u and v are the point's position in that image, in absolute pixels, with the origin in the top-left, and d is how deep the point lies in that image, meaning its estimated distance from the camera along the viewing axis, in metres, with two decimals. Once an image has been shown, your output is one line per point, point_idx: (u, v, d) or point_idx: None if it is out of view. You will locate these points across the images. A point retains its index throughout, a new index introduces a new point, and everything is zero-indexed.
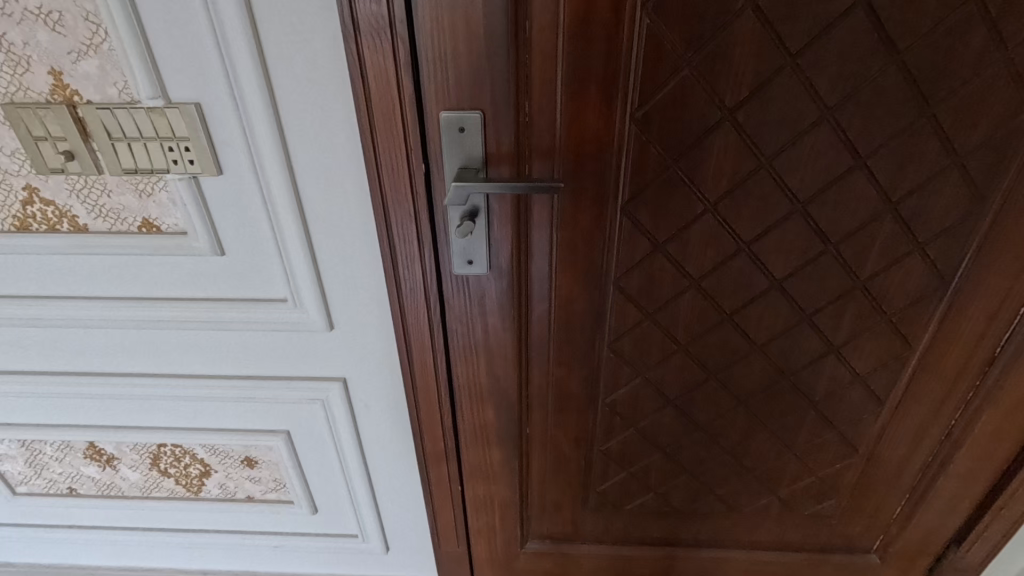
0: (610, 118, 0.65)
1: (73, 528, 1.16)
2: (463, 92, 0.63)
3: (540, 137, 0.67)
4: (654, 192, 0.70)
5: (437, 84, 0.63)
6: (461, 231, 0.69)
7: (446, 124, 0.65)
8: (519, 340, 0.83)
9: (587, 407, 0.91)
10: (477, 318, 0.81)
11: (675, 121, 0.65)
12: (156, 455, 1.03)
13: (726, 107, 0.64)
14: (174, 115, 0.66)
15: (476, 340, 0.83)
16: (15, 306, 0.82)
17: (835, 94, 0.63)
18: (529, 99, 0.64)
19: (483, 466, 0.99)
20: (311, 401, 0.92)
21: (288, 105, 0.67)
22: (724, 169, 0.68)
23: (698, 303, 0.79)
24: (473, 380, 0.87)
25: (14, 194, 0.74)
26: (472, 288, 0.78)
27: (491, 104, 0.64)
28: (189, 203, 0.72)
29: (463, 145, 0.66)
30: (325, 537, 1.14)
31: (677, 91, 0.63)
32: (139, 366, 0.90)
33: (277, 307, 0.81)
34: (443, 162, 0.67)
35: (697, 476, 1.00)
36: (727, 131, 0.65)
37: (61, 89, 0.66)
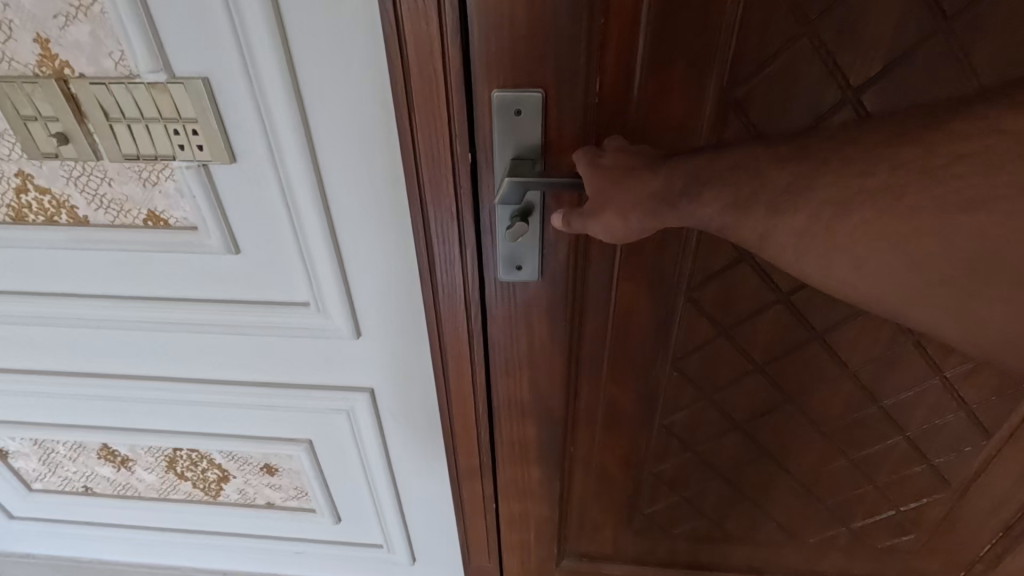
0: (700, 101, 0.53)
1: (90, 525, 1.12)
2: (523, 67, 0.52)
3: (612, 124, 0.55)
4: None
5: (491, 56, 0.52)
6: (511, 235, 0.58)
7: (499, 106, 0.54)
8: (570, 356, 0.73)
9: (642, 427, 0.81)
10: (523, 331, 0.71)
11: (782, 106, 0.53)
12: (172, 458, 0.97)
13: (850, 87, 0.51)
14: (178, 92, 0.56)
15: (521, 353, 0.73)
16: (16, 303, 0.75)
17: (995, 73, 0.50)
18: (601, 77, 0.53)
19: (520, 485, 0.90)
20: (336, 411, 0.84)
21: (311, 81, 0.56)
22: None
23: (782, 319, 0.68)
24: (515, 396, 0.78)
25: (6, 181, 0.66)
26: (519, 297, 0.67)
27: (555, 82, 0.53)
28: (198, 194, 0.63)
29: (519, 134, 0.55)
30: (348, 546, 1.08)
31: (790, 67, 0.51)
32: (150, 369, 0.82)
33: (298, 313, 0.72)
34: (493, 152, 0.56)
35: (758, 502, 0.90)
36: (848, 118, 0.53)
37: (49, 60, 0.56)
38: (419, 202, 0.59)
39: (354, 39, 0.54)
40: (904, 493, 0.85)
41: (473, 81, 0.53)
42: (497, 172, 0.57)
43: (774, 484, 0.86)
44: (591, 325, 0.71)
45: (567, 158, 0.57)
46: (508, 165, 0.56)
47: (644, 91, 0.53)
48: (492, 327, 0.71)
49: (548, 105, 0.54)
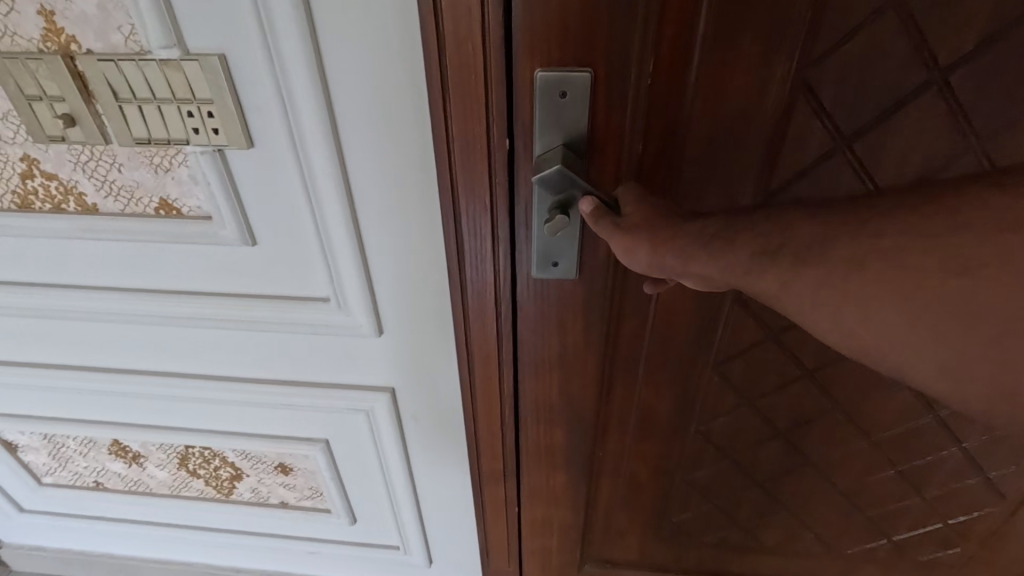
0: (765, 82, 0.49)
1: (101, 520, 1.10)
2: (571, 44, 0.47)
3: (666, 108, 0.50)
4: (809, 183, 0.54)
5: (536, 31, 0.47)
6: (550, 227, 0.52)
7: (542, 88, 0.49)
8: (604, 360, 0.69)
9: (677, 433, 0.77)
10: (556, 332, 0.66)
11: (856, 91, 0.48)
12: (184, 455, 0.94)
13: (934, 68, 0.47)
14: (193, 70, 0.52)
15: (553, 354, 0.68)
16: (23, 295, 0.72)
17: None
18: (656, 55, 0.48)
19: (545, 491, 0.86)
20: (355, 411, 0.80)
21: (336, 58, 0.51)
22: (912, 153, 0.51)
23: None
24: (544, 399, 0.73)
25: (11, 165, 0.62)
26: (554, 295, 0.63)
27: (605, 60, 0.48)
28: (213, 181, 0.58)
29: (563, 118, 0.50)
30: (363, 547, 1.05)
31: (869, 46, 0.46)
32: (162, 365, 0.79)
33: (317, 308, 0.68)
34: (534, 139, 0.52)
35: (794, 511, 0.86)
36: (928, 101, 0.48)
37: (55, 34, 0.52)
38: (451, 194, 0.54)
39: (384, 12, 0.49)
40: (953, 506, 0.80)
41: (515, 59, 0.48)
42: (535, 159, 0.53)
43: (814, 493, 0.82)
44: (629, 327, 0.66)
45: (615, 145, 0.52)
46: (549, 153, 0.52)
47: (703, 71, 0.48)
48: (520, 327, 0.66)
49: (596, 87, 0.49)
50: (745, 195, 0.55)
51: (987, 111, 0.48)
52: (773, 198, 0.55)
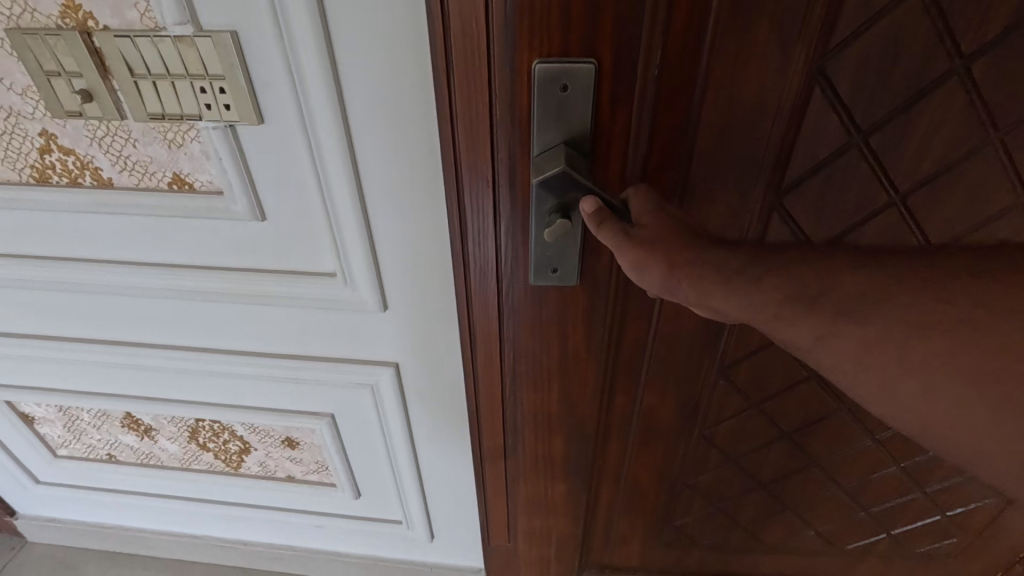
0: (783, 76, 0.49)
1: (113, 492, 1.13)
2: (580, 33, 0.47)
3: (677, 102, 0.50)
4: (825, 180, 0.55)
5: (539, 18, 0.46)
6: (552, 231, 0.52)
7: (542, 80, 0.48)
8: (604, 361, 0.69)
9: (681, 438, 0.80)
10: (557, 334, 0.66)
11: (878, 86, 0.49)
12: (194, 429, 0.97)
13: (958, 59, 0.47)
14: (206, 46, 0.54)
15: (554, 361, 0.69)
16: (40, 268, 0.74)
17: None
18: (665, 47, 0.47)
19: (544, 498, 0.87)
20: (360, 386, 0.82)
21: (344, 37, 0.53)
22: (928, 147, 0.52)
23: None
24: (543, 404, 0.74)
25: (30, 140, 0.64)
26: (554, 302, 0.64)
27: (614, 51, 0.47)
28: (224, 156, 0.60)
29: (562, 112, 0.50)
30: (367, 521, 1.08)
31: (892, 40, 0.46)
32: (173, 338, 0.81)
33: (324, 283, 0.70)
34: (533, 132, 0.51)
35: (787, 501, 0.88)
36: (947, 93, 0.49)
37: (73, 10, 0.54)
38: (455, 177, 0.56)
39: None
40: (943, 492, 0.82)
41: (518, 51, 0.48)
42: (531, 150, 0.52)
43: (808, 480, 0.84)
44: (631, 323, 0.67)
45: (618, 140, 0.52)
46: (548, 148, 0.51)
47: (717, 64, 0.48)
48: (518, 328, 0.66)
49: (598, 80, 0.49)
50: (758, 189, 0.55)
51: (1002, 103, 0.49)
52: (786, 191, 0.55)
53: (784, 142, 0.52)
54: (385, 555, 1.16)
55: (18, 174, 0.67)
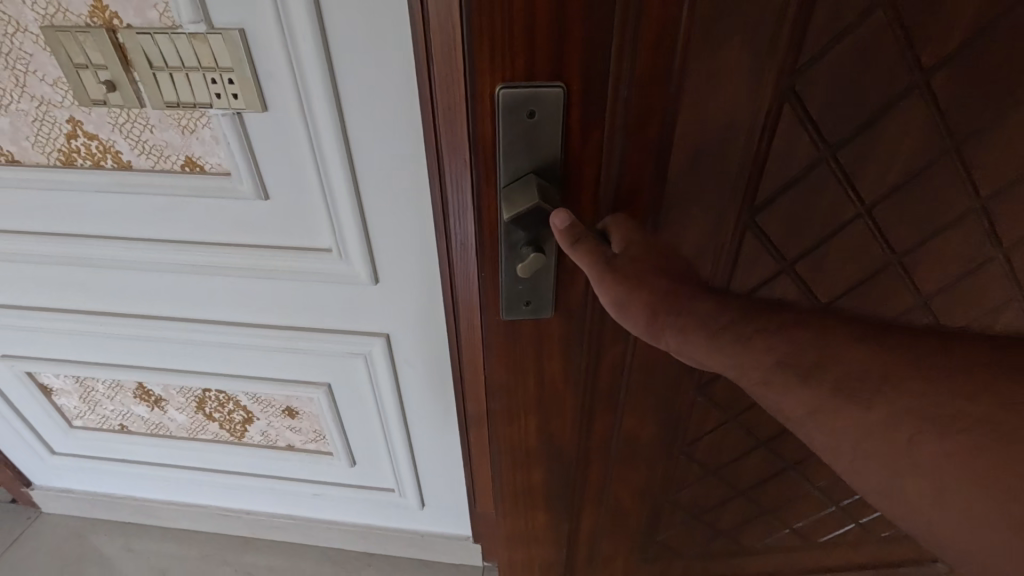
0: (750, 84, 0.42)
1: (124, 462, 1.21)
2: (539, 47, 0.39)
3: (650, 119, 0.43)
4: (795, 195, 0.48)
5: (494, 23, 0.38)
6: (527, 268, 0.46)
7: (506, 105, 0.41)
8: (582, 388, 0.62)
9: (664, 458, 0.75)
10: (531, 366, 0.59)
11: (849, 91, 0.42)
12: (201, 399, 1.05)
13: (919, 68, 0.41)
14: (217, 42, 0.61)
15: (529, 396, 0.61)
16: (64, 245, 0.82)
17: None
18: (630, 59, 0.40)
19: (519, 532, 0.78)
20: (354, 355, 0.90)
21: (339, 36, 0.60)
22: (897, 157, 0.46)
23: None
24: (519, 438, 0.66)
25: (58, 127, 0.71)
26: (529, 333, 0.56)
27: (580, 66, 0.40)
28: (232, 140, 0.67)
29: (532, 140, 0.42)
30: (362, 489, 1.15)
31: (862, 40, 0.40)
32: (184, 311, 0.89)
33: (322, 258, 0.77)
34: (497, 156, 0.43)
35: (767, 502, 0.86)
36: (913, 107, 0.43)
37: (101, 10, 0.61)
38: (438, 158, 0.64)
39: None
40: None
41: (474, 72, 0.40)
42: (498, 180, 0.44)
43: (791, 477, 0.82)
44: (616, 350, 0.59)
45: (593, 166, 0.45)
46: (517, 179, 0.44)
47: (690, 76, 0.41)
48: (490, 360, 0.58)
49: (570, 101, 0.41)
50: (730, 206, 0.48)
51: (981, 112, 0.43)
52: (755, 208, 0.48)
53: (751, 153, 0.45)
54: (379, 523, 1.24)
55: (46, 157, 0.74)
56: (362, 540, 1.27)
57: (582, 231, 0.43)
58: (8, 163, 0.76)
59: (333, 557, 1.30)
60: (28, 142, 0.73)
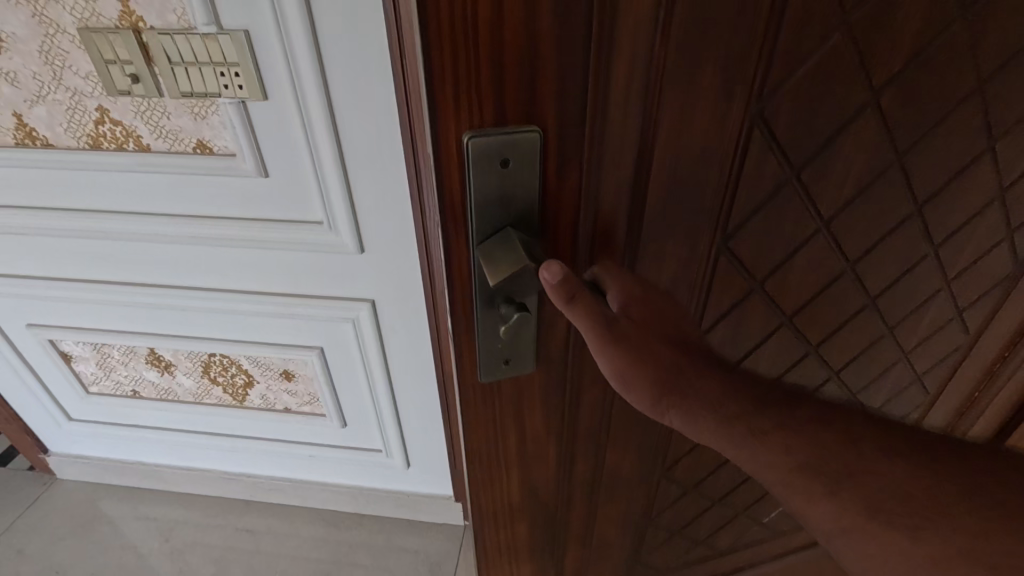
0: (722, 116, 0.36)
1: (135, 428, 1.32)
2: (506, 89, 0.32)
3: (621, 159, 0.37)
4: (761, 221, 0.43)
5: (459, 66, 0.31)
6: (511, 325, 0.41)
7: (477, 157, 0.34)
8: (569, 433, 0.54)
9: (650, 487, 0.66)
10: (510, 422, 0.50)
11: (809, 119, 0.38)
12: (207, 363, 1.16)
13: (871, 88, 0.38)
14: (226, 41, 0.73)
15: (507, 456, 0.53)
16: (89, 219, 0.93)
17: (1007, 55, 0.40)
18: (603, 100, 0.34)
19: None
20: (344, 320, 1.01)
21: (328, 38, 0.72)
22: (851, 172, 0.42)
23: (784, 342, 0.54)
24: (499, 494, 0.57)
25: (88, 114, 0.83)
26: (507, 389, 0.48)
27: (551, 108, 0.34)
28: (237, 125, 0.79)
29: (510, 190, 0.36)
30: (352, 449, 1.26)
31: (823, 72, 0.36)
32: (193, 280, 1.00)
33: (314, 229, 0.89)
34: (468, 210, 0.37)
35: (751, 512, 0.82)
36: (862, 128, 0.40)
37: (128, 15, 0.73)
38: (411, 144, 0.76)
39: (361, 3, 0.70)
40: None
41: (436, 123, 0.33)
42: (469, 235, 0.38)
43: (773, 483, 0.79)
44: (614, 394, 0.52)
45: (575, 213, 0.39)
46: (495, 233, 0.38)
47: (666, 109, 0.35)
48: (470, 417, 0.49)
49: (552, 146, 0.35)
50: (700, 239, 0.42)
51: (914, 122, 0.41)
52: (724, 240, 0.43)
53: (722, 186, 0.40)
54: (369, 484, 1.35)
55: (76, 140, 0.86)
56: (354, 500, 1.38)
57: (579, 287, 0.38)
58: (44, 146, 0.87)
59: (327, 517, 1.41)
60: (61, 127, 0.85)
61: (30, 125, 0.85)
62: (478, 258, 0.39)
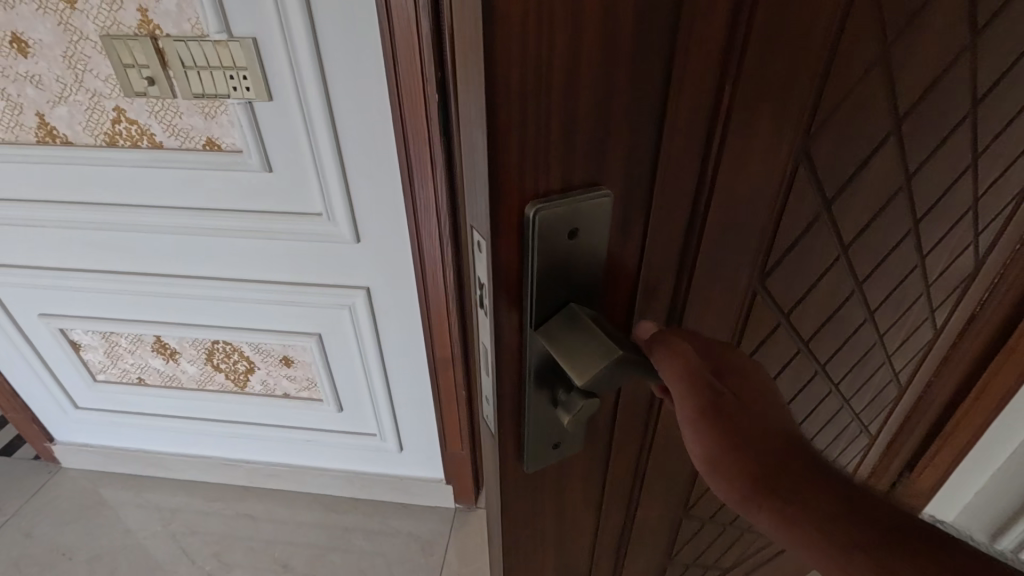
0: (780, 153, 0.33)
1: (139, 415, 1.38)
2: (576, 149, 0.27)
3: (676, 208, 0.32)
4: (797, 255, 0.41)
5: (525, 123, 0.26)
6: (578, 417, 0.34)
7: (541, 230, 0.29)
8: (609, 509, 0.47)
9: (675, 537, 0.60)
10: (552, 509, 0.43)
11: (847, 150, 0.37)
12: (210, 351, 1.22)
13: (898, 117, 0.38)
14: (235, 47, 0.80)
15: (546, 546, 0.45)
16: (102, 212, 1.00)
17: (989, 78, 0.44)
18: (671, 151, 0.29)
19: None
20: (340, 307, 1.08)
21: (329, 47, 0.80)
22: (870, 199, 0.43)
23: (801, 364, 0.54)
24: None
25: (106, 114, 0.90)
26: (553, 477, 0.41)
27: (623, 166, 0.29)
28: (244, 124, 0.87)
29: (575, 263, 0.31)
30: (347, 434, 1.33)
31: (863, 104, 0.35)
32: (199, 269, 1.07)
33: (314, 221, 0.97)
34: (520, 289, 0.31)
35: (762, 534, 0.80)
36: (883, 156, 0.40)
37: (146, 23, 0.81)
38: (404, 143, 0.86)
39: (360, 17, 0.78)
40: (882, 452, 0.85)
41: (495, 190, 0.27)
42: (522, 313, 0.32)
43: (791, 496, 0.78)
44: (657, 457, 0.47)
45: (634, 275, 0.34)
46: (557, 312, 0.32)
47: (728, 158, 0.31)
48: (513, 510, 0.41)
49: (620, 208, 0.30)
50: (747, 280, 0.39)
51: (922, 148, 0.43)
52: (766, 281, 0.41)
53: (770, 227, 0.37)
54: (364, 469, 1.42)
55: (93, 138, 0.93)
56: (349, 484, 1.45)
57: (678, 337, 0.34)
58: (64, 144, 0.94)
59: (324, 501, 1.47)
60: (81, 126, 0.92)
61: (52, 124, 0.93)
62: (536, 342, 0.33)
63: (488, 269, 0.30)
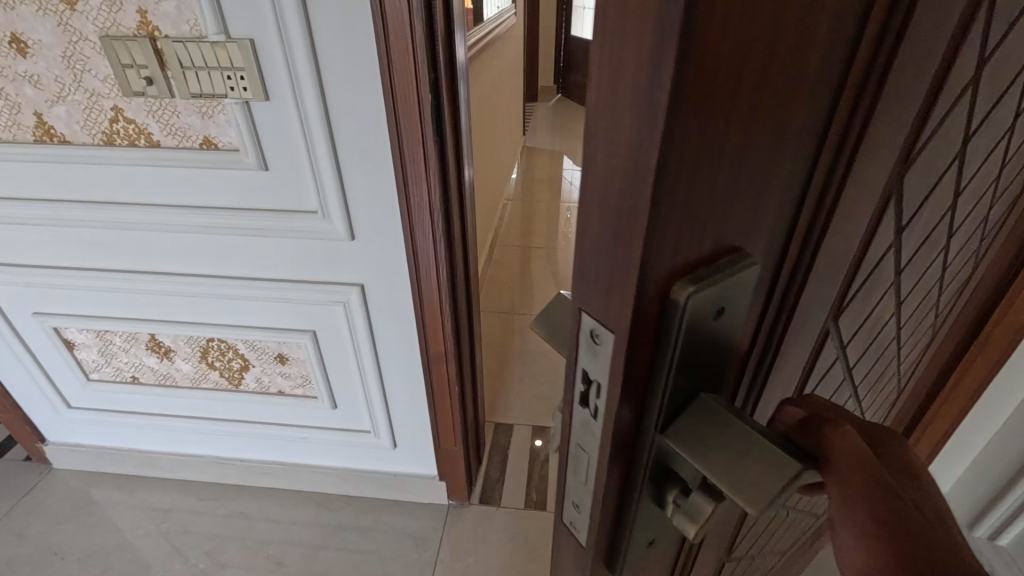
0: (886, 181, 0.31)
1: (133, 414, 1.38)
2: (732, 218, 0.23)
3: (792, 264, 0.29)
4: (868, 285, 0.39)
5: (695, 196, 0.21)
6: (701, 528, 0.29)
7: (690, 316, 0.24)
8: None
9: None
10: None
11: (931, 167, 0.36)
12: (205, 348, 1.24)
13: (969, 134, 0.38)
14: (233, 48, 0.82)
15: None
16: (98, 210, 1.01)
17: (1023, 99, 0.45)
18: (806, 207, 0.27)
19: None
20: (334, 304, 1.10)
21: (325, 48, 0.82)
22: (928, 221, 0.42)
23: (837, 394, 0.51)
24: None
25: (104, 113, 0.92)
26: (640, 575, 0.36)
27: (766, 229, 0.26)
28: (241, 123, 0.89)
29: (711, 349, 0.26)
30: (342, 431, 1.34)
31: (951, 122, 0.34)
32: (194, 267, 1.08)
33: (310, 218, 0.99)
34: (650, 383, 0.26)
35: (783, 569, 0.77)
36: (951, 171, 0.40)
37: (146, 25, 0.83)
38: (398, 143, 0.89)
39: (355, 21, 0.80)
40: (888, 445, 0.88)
41: (651, 272, 0.22)
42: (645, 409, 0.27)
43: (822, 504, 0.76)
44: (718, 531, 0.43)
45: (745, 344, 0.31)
46: (686, 405, 0.27)
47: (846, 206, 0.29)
48: None
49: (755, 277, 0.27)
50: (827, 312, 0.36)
51: (971, 166, 0.43)
52: (842, 317, 0.39)
53: (856, 261, 0.34)
54: (357, 466, 1.43)
55: (91, 137, 0.95)
56: (342, 482, 1.46)
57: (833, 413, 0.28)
58: (61, 143, 0.96)
59: (317, 499, 1.48)
60: (78, 125, 0.94)
61: (49, 124, 0.94)
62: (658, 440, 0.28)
63: (617, 370, 0.25)
